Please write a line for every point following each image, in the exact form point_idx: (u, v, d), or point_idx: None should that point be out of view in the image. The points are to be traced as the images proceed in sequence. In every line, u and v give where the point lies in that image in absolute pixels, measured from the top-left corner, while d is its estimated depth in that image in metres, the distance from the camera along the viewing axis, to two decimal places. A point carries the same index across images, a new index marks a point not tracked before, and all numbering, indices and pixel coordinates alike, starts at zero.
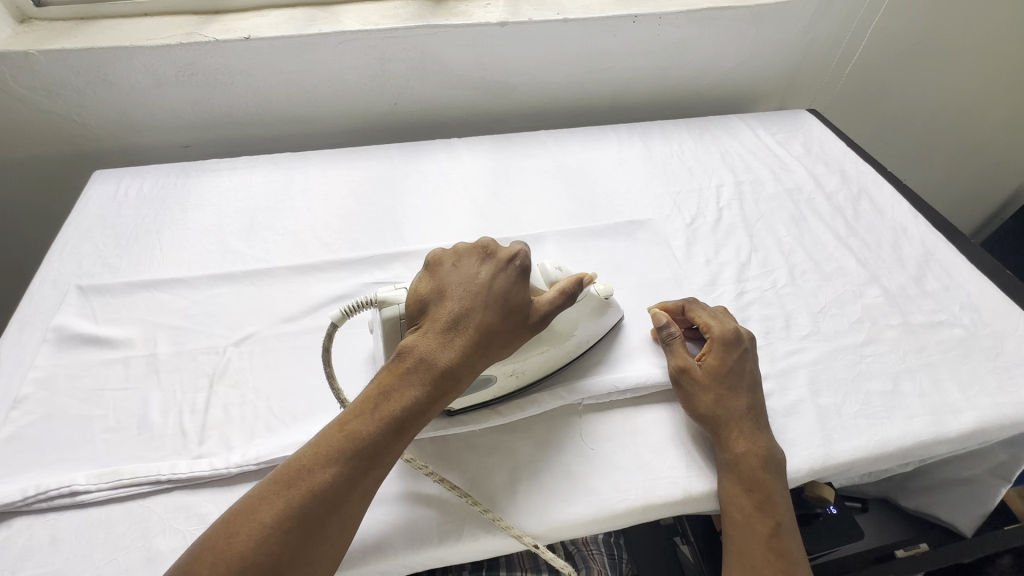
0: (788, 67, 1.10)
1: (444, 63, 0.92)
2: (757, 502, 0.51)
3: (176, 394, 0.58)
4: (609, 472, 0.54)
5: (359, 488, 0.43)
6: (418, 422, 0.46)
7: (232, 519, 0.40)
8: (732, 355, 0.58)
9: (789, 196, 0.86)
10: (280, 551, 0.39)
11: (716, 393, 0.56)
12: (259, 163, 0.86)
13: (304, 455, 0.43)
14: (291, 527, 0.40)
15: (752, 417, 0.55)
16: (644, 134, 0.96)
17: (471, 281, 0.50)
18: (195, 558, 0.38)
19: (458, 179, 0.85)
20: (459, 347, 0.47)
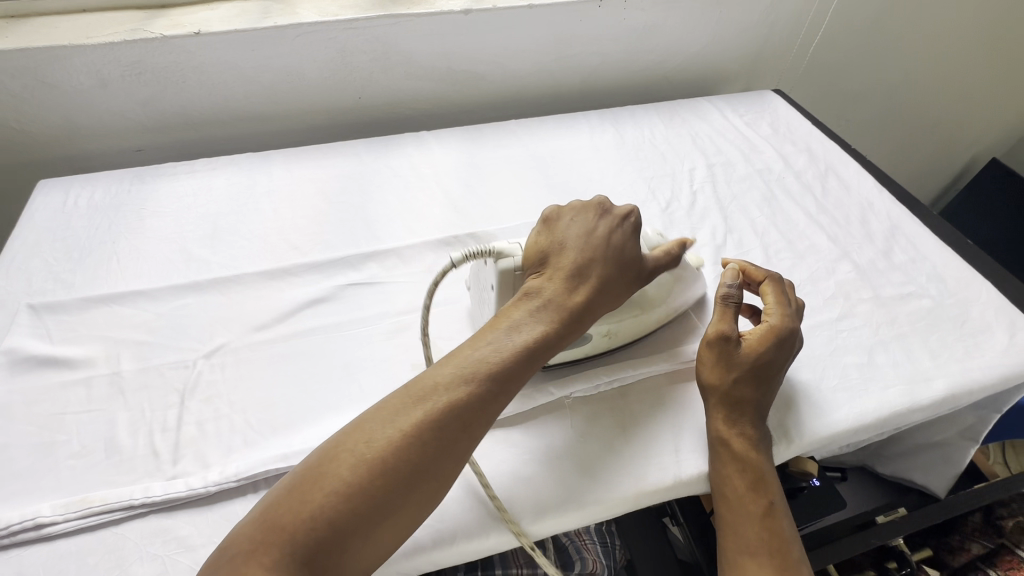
0: (753, 49, 1.11)
1: (408, 54, 0.90)
2: (750, 483, 0.52)
3: (145, 413, 0.55)
4: (603, 462, 0.54)
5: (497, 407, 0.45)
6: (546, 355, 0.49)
7: (366, 423, 0.42)
8: (776, 353, 0.56)
9: (760, 177, 0.87)
10: (418, 463, 0.40)
11: (737, 376, 0.55)
12: (220, 164, 0.83)
13: (439, 373, 0.44)
14: (436, 436, 0.41)
15: (757, 402, 0.55)
16: (615, 119, 0.96)
17: (590, 232, 0.53)
18: (330, 459, 0.40)
19: (429, 174, 0.83)
20: (580, 284, 0.51)
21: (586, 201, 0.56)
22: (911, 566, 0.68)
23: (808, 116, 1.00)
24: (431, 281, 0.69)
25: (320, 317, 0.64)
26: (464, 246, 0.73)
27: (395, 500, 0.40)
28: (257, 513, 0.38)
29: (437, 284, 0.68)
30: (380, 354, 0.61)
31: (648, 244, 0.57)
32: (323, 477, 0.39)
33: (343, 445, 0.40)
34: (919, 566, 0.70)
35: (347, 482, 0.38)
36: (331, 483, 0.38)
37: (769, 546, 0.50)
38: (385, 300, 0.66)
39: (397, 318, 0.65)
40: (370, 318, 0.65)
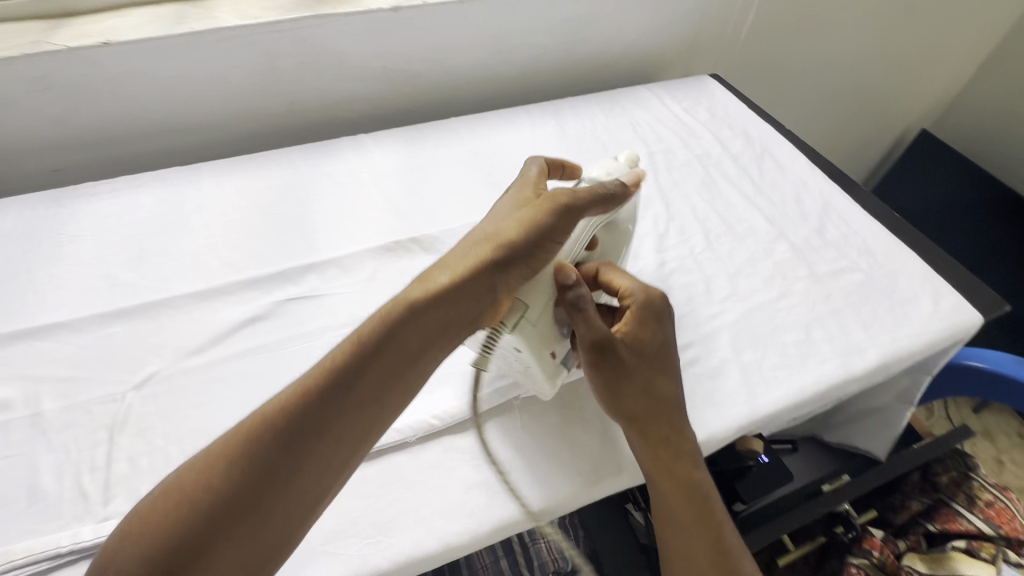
0: (689, 34, 1.12)
1: (339, 55, 0.87)
2: (693, 499, 0.52)
3: (71, 453, 0.52)
4: (561, 459, 0.55)
5: (369, 366, 0.43)
6: (434, 307, 0.46)
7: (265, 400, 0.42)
8: (657, 333, 0.55)
9: (699, 162, 0.88)
10: (277, 435, 0.39)
11: (641, 383, 0.53)
12: (144, 181, 0.78)
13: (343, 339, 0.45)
14: (296, 403, 0.41)
15: (673, 405, 0.54)
16: (557, 111, 0.96)
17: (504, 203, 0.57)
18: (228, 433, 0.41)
19: (368, 178, 0.81)
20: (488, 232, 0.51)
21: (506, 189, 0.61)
22: (856, 528, 0.71)
23: (744, 100, 1.02)
24: (373, 290, 0.67)
25: (258, 337, 0.62)
26: (407, 250, 0.72)
27: (256, 477, 0.38)
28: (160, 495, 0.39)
29: (380, 293, 0.67)
30: None
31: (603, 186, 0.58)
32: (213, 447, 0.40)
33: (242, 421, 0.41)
34: (865, 528, 0.73)
35: (201, 469, 0.39)
36: (188, 476, 0.39)
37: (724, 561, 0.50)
38: (326, 313, 0.65)
39: (339, 330, 0.63)
40: (311, 332, 0.63)
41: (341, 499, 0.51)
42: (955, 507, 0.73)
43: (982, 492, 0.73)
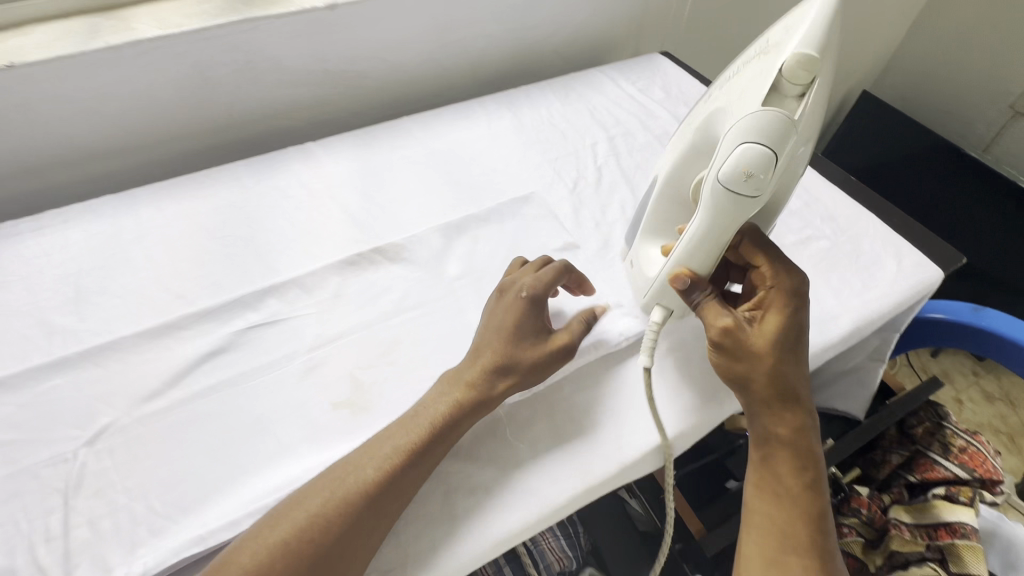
0: (636, 13, 1.11)
1: (275, 59, 0.82)
2: (802, 477, 0.51)
3: (22, 525, 0.47)
4: (665, 389, 0.59)
5: (425, 462, 0.49)
6: (465, 419, 0.51)
7: (359, 456, 0.49)
8: (793, 329, 0.52)
9: (659, 143, 0.88)
10: (367, 497, 0.46)
11: (771, 365, 0.51)
12: (72, 214, 0.72)
13: (396, 435, 0.50)
14: (387, 475, 0.47)
15: (799, 390, 0.53)
16: (511, 102, 0.93)
17: (496, 318, 0.57)
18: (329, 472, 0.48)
19: (322, 189, 0.77)
20: (486, 363, 0.53)
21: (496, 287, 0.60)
22: (845, 489, 0.74)
23: (696, 75, 1.02)
24: (340, 307, 0.64)
25: (219, 372, 0.58)
26: (371, 262, 0.68)
27: (348, 536, 0.44)
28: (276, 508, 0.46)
29: (348, 310, 0.64)
30: (295, 398, 0.56)
31: (735, 187, 0.50)
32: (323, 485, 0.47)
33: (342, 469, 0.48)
34: (852, 487, 0.75)
35: (302, 525, 0.44)
36: (296, 524, 0.44)
37: (819, 542, 0.49)
38: (291, 338, 0.61)
39: (307, 355, 0.59)
40: (278, 360, 0.59)
41: None
42: (931, 457, 0.75)
43: (954, 439, 0.76)
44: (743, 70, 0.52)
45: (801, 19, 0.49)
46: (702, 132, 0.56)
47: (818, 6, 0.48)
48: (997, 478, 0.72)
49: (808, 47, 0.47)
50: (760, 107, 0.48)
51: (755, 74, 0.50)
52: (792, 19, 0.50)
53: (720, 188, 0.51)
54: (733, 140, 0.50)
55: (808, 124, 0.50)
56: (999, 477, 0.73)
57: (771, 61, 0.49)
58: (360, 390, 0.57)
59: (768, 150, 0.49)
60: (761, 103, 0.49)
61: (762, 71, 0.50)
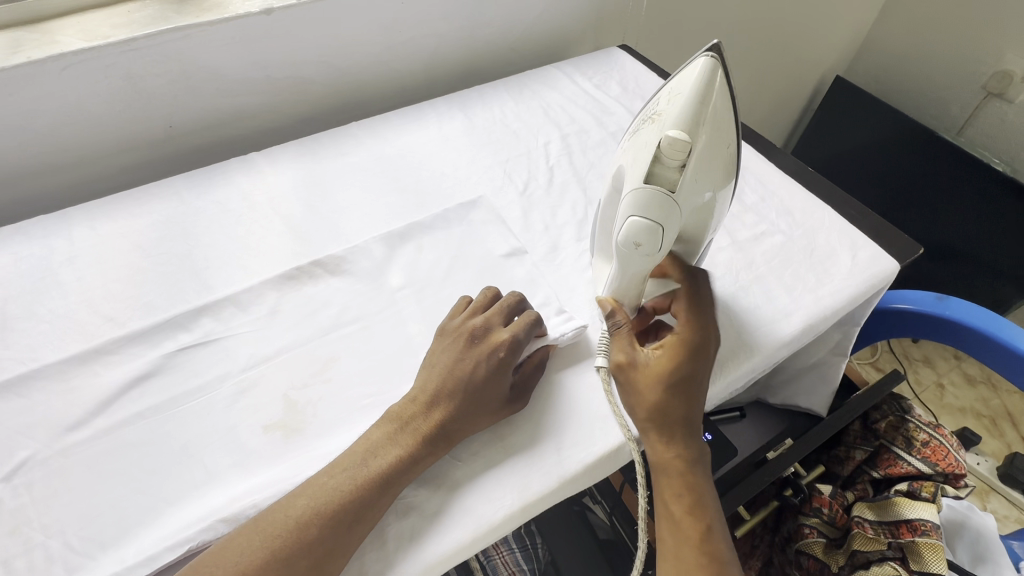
0: (594, 6, 1.09)
1: (214, 68, 0.79)
2: (689, 505, 0.50)
3: None
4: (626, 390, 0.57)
5: (373, 507, 0.47)
6: (406, 477, 0.49)
7: (283, 504, 0.46)
8: (688, 363, 0.52)
9: (614, 140, 0.86)
10: (305, 549, 0.44)
11: (657, 399, 0.52)
12: (3, 237, 0.69)
13: (332, 474, 0.48)
14: (324, 532, 0.45)
15: (691, 419, 0.52)
16: (463, 103, 0.91)
17: (456, 367, 0.53)
18: (251, 521, 0.46)
19: (264, 201, 0.75)
20: (437, 420, 0.51)
21: (466, 326, 0.56)
22: (804, 491, 0.71)
23: (655, 68, 1.00)
24: (276, 324, 0.62)
25: (148, 397, 0.56)
26: (311, 276, 0.66)
27: None
28: (204, 557, 0.44)
29: (285, 326, 0.62)
30: (225, 423, 0.54)
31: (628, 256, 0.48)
32: (250, 533, 0.45)
33: (272, 514, 0.46)
34: (812, 486, 0.74)
35: None
36: None
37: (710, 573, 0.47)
38: (223, 358, 0.59)
39: (241, 375, 0.58)
40: (209, 383, 0.57)
41: None
42: (895, 452, 0.74)
43: (917, 433, 0.74)
44: (634, 137, 0.48)
45: (686, 83, 0.43)
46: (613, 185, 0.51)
47: (702, 71, 0.42)
48: (959, 472, 0.72)
49: (678, 126, 0.43)
50: (638, 185, 0.45)
51: (639, 144, 0.46)
52: (674, 82, 0.44)
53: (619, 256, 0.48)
54: (623, 212, 0.47)
55: (699, 190, 0.45)
56: (962, 471, 0.72)
57: (652, 134, 0.45)
58: (293, 412, 0.55)
59: (653, 224, 0.45)
60: (641, 179, 0.45)
61: (646, 143, 0.45)
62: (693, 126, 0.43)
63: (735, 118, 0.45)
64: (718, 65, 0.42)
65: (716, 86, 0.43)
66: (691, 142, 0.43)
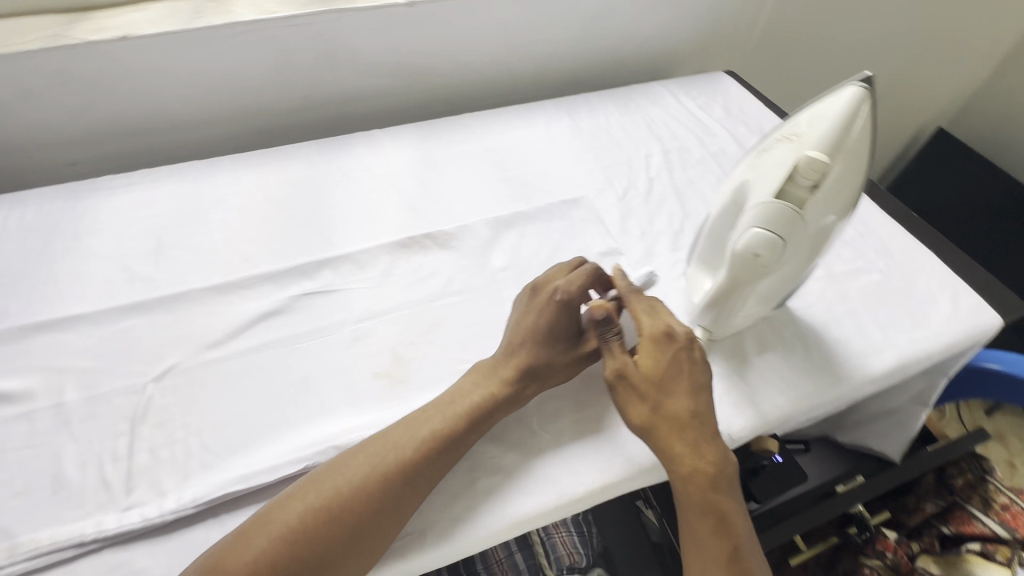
0: (704, 31, 1.11)
1: (354, 50, 0.87)
2: (709, 520, 0.48)
3: (94, 444, 0.53)
4: None
5: (463, 439, 0.52)
6: (495, 411, 0.54)
7: (389, 434, 0.51)
8: (668, 353, 0.53)
9: (714, 159, 0.87)
10: (404, 473, 0.48)
11: (649, 403, 0.51)
12: (161, 175, 0.79)
13: (434, 411, 0.53)
14: (419, 455, 0.49)
15: (695, 424, 0.51)
16: (571, 108, 0.95)
17: (524, 318, 0.58)
18: (360, 444, 0.51)
19: (384, 174, 0.81)
20: (517, 364, 0.55)
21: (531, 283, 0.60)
22: (870, 530, 0.72)
23: (760, 96, 1.01)
24: (388, 285, 0.67)
25: (275, 331, 0.62)
26: (421, 247, 0.72)
27: (386, 508, 0.47)
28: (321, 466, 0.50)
29: (396, 288, 0.67)
30: (339, 366, 0.60)
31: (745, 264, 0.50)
32: (357, 454, 0.50)
33: (377, 440, 0.51)
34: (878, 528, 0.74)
35: (342, 492, 0.47)
36: (332, 494, 0.47)
37: None
38: (341, 308, 0.65)
39: (356, 325, 0.63)
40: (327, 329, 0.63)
41: None
42: (970, 511, 0.73)
43: (997, 495, 0.74)
44: (765, 153, 0.51)
45: (829, 109, 0.46)
46: (736, 198, 0.54)
47: (847, 99, 0.45)
48: None
49: (818, 148, 0.45)
50: (768, 199, 0.48)
51: (772, 161, 0.49)
52: (817, 107, 0.47)
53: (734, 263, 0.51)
54: (746, 224, 0.49)
55: (826, 210, 0.48)
56: None
57: (788, 153, 0.48)
58: (399, 364, 0.60)
59: (777, 237, 0.48)
60: (772, 193, 0.48)
61: (780, 161, 0.48)
62: (833, 149, 0.45)
63: (872, 148, 0.47)
64: (864, 95, 0.45)
65: (860, 114, 0.45)
66: (829, 164, 0.45)
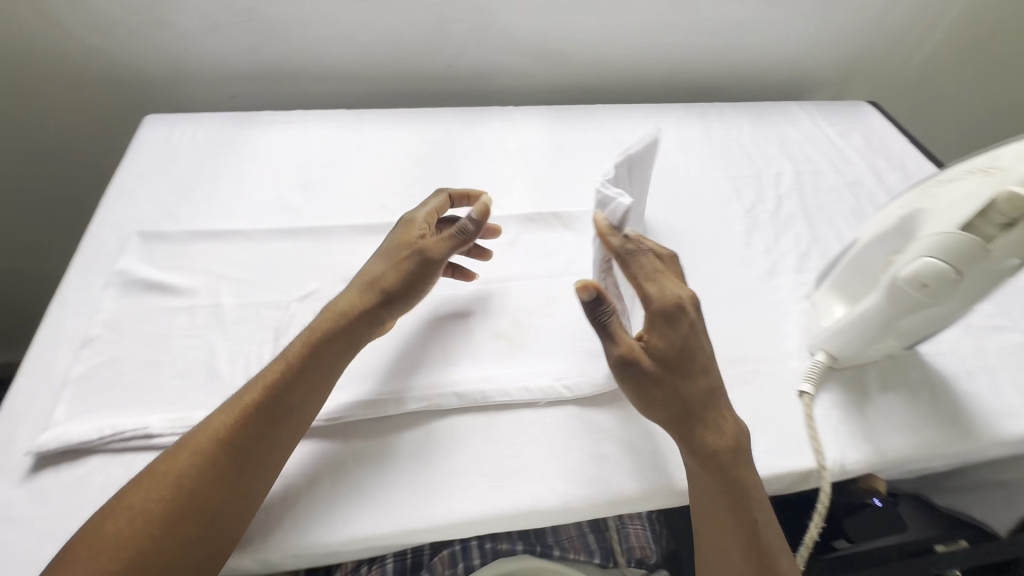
0: (851, 57, 1.07)
1: (504, 27, 0.90)
2: (724, 500, 0.49)
3: (243, 345, 0.58)
4: (824, 421, 0.58)
5: (287, 393, 0.50)
6: (330, 338, 0.53)
7: (215, 415, 0.49)
8: (677, 333, 0.51)
9: (849, 189, 0.84)
10: (223, 449, 0.47)
11: (661, 388, 0.50)
12: (313, 118, 0.84)
13: (262, 377, 0.51)
14: (241, 424, 0.48)
15: (703, 403, 0.51)
16: (702, 114, 0.94)
17: (382, 249, 0.60)
18: (192, 434, 0.49)
19: (515, 149, 0.84)
20: (365, 280, 0.57)
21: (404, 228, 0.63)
22: None
23: (904, 132, 0.96)
24: (513, 254, 0.70)
25: None
26: (546, 224, 0.73)
27: (211, 491, 0.45)
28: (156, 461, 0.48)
29: (520, 259, 0.69)
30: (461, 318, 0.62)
31: (911, 289, 0.51)
32: (182, 446, 0.47)
33: (206, 423, 0.49)
34: None
35: (167, 486, 0.45)
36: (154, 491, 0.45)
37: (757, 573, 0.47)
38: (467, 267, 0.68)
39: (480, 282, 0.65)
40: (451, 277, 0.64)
41: (474, 441, 0.55)
42: None
43: None
44: (953, 184, 0.52)
45: None
46: (906, 225, 0.55)
47: None
48: None
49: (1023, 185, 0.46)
50: (951, 227, 0.49)
51: (958, 193, 0.50)
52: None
53: (897, 287, 0.52)
54: (919, 250, 0.50)
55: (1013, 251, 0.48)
56: None
57: (983, 186, 0.48)
58: (518, 330, 0.63)
59: (951, 269, 0.49)
60: (957, 223, 0.48)
61: (974, 192, 0.49)
62: None
63: None
64: None
65: None
66: None
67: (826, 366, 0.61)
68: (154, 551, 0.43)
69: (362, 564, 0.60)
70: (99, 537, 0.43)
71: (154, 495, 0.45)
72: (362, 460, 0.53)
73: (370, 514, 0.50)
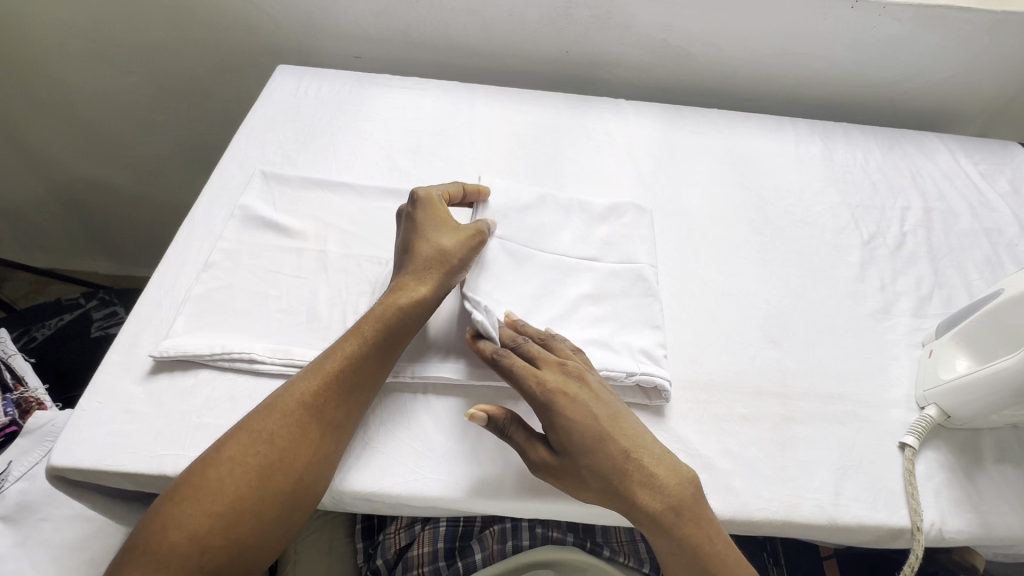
0: (1009, 92, 0.96)
1: (632, 18, 0.87)
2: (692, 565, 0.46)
3: (342, 293, 0.61)
4: (925, 481, 0.54)
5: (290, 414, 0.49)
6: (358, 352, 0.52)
7: (214, 452, 0.47)
8: (586, 417, 0.48)
9: (986, 236, 0.76)
10: (235, 482, 0.46)
11: (589, 477, 0.47)
12: (429, 87, 0.86)
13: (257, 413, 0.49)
14: (248, 455, 0.47)
15: (635, 474, 0.47)
16: (827, 133, 0.88)
17: (410, 233, 0.57)
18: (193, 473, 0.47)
19: (622, 143, 0.82)
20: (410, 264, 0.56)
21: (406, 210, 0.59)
22: None
23: None
24: None
25: None
26: None
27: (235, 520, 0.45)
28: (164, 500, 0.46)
29: None
30: (551, 301, 0.58)
31: None
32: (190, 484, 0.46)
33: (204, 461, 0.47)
34: None
35: (190, 523, 0.44)
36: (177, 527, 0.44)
37: None
38: None
39: (558, 262, 0.61)
40: (528, 257, 0.60)
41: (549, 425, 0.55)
42: None
43: None
44: None
45: None
46: None
47: None
48: None
49: None
50: None
51: None
52: None
53: None
54: None
55: None
56: None
57: None
58: None
59: None
60: None
61: None
62: None
63: None
64: None
65: None
66: None
67: (936, 422, 0.56)
68: (257, 501, 0.45)
69: (416, 522, 0.63)
70: (203, 481, 0.45)
71: (180, 523, 0.44)
72: (440, 422, 0.54)
73: (424, 476, 0.51)
